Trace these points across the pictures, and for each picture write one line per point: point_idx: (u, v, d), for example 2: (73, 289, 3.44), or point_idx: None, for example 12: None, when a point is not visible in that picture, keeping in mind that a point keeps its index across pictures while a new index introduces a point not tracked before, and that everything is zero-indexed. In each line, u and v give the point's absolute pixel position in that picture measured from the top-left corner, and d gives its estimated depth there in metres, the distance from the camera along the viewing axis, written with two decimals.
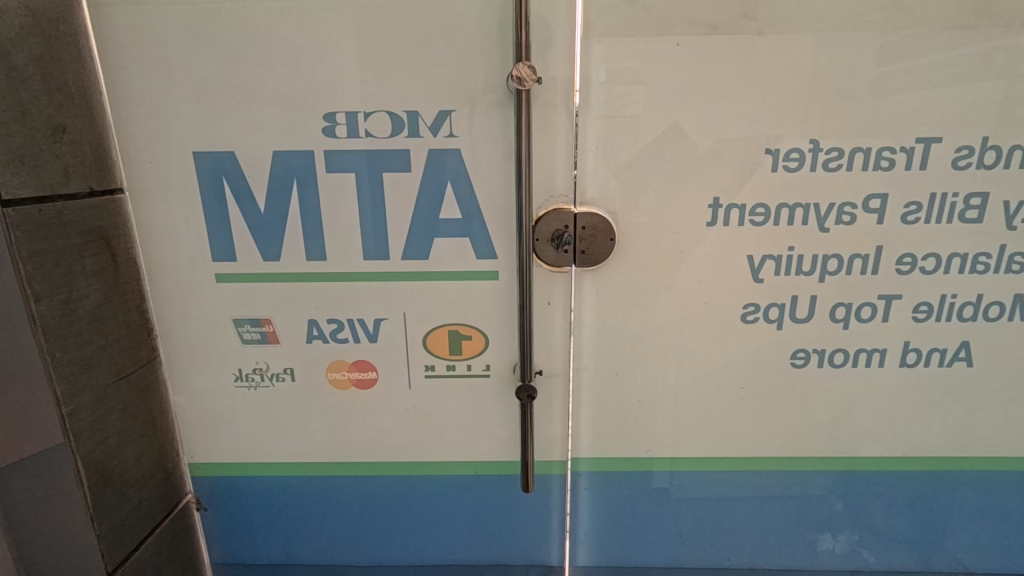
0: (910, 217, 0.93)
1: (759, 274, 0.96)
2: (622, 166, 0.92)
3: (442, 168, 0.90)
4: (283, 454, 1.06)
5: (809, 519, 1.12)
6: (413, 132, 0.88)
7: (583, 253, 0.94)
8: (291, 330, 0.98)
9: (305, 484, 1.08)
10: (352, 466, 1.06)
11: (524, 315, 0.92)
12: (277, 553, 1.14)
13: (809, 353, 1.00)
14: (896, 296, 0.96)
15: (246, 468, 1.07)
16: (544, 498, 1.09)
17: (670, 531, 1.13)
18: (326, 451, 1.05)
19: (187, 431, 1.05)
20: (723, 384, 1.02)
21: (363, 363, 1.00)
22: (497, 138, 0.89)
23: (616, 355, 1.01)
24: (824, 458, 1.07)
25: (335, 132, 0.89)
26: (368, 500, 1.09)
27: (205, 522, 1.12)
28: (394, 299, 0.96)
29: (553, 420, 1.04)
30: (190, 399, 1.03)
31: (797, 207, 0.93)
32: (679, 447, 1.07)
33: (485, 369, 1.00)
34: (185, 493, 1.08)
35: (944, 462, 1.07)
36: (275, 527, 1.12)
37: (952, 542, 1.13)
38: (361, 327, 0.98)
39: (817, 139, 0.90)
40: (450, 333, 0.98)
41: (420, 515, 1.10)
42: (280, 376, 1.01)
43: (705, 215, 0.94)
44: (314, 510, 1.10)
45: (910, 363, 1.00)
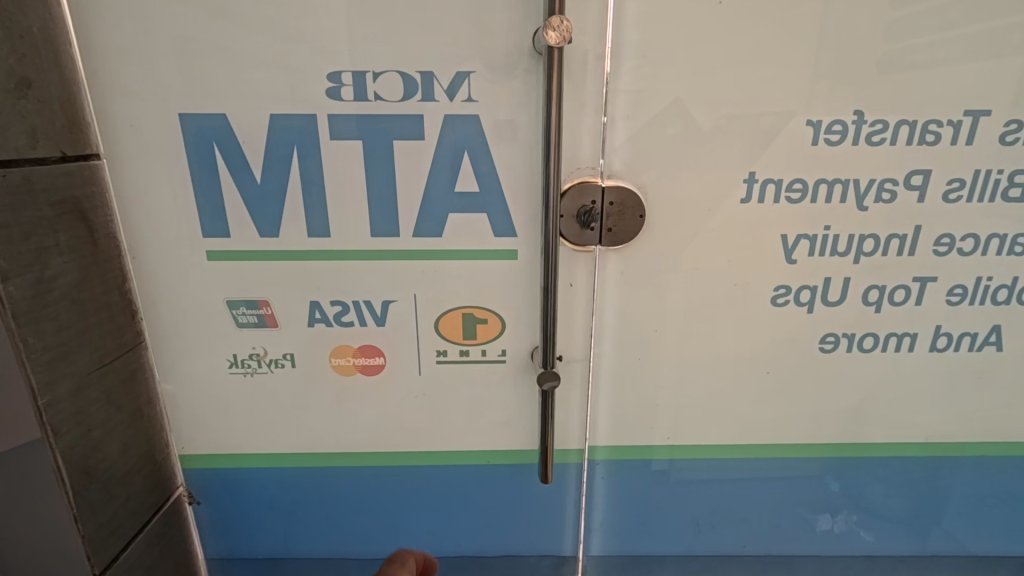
0: (952, 195, 0.88)
1: (792, 255, 0.91)
2: (654, 137, 0.85)
3: (459, 137, 0.82)
4: (283, 445, 0.99)
5: (815, 502, 1.10)
6: (427, 96, 0.80)
7: (612, 233, 0.88)
8: (291, 312, 0.90)
9: (304, 476, 1.01)
10: (357, 458, 1.00)
11: (547, 296, 0.85)
12: (275, 547, 1.08)
13: (838, 337, 0.96)
14: (931, 278, 0.92)
15: (241, 459, 1.00)
16: (559, 488, 1.05)
17: (687, 519, 1.10)
18: (329, 442, 0.99)
19: (176, 421, 0.97)
20: (748, 369, 0.98)
21: (369, 349, 0.93)
22: (520, 105, 0.81)
23: (639, 339, 0.95)
24: (846, 445, 1.04)
25: (341, 95, 0.80)
26: (373, 492, 1.03)
27: (197, 516, 1.05)
28: (403, 280, 0.89)
29: (571, 408, 0.99)
30: (179, 387, 0.95)
31: (836, 183, 0.87)
32: (700, 435, 1.03)
33: (501, 355, 0.94)
34: (176, 487, 1.01)
35: (965, 448, 1.05)
36: (274, 521, 1.06)
37: (964, 527, 1.13)
38: (367, 309, 0.90)
39: (861, 110, 0.84)
40: (464, 316, 0.91)
41: (428, 507, 1.05)
42: (279, 362, 0.93)
43: (740, 190, 0.88)
44: (315, 504, 1.04)
45: (941, 347, 0.96)
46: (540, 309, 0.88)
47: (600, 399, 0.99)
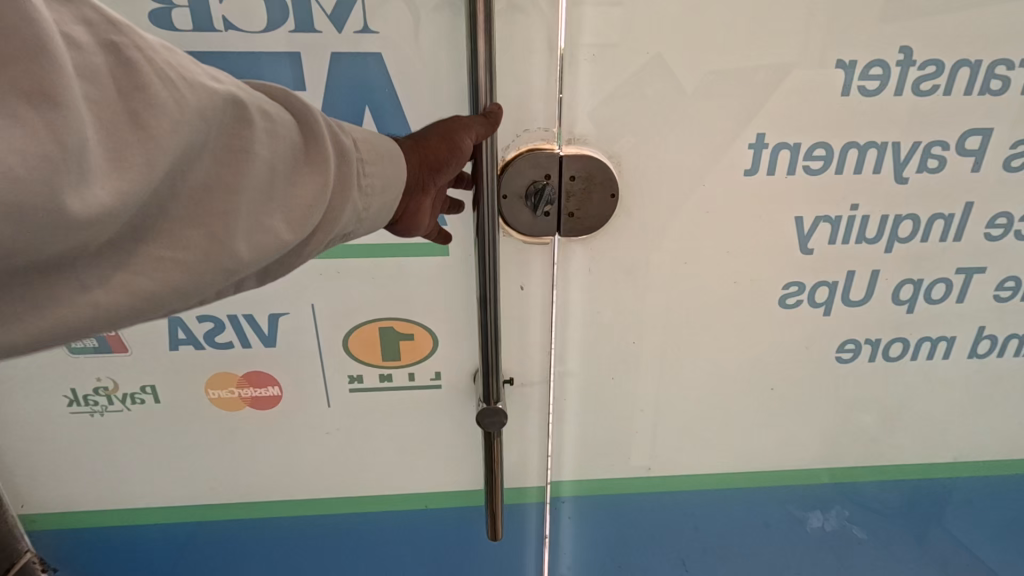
0: (1015, 162, 0.68)
1: (808, 243, 0.70)
2: (631, 86, 0.62)
3: (358, 86, 0.60)
4: (173, 497, 0.85)
5: (802, 497, 0.90)
6: (304, 27, 0.57)
7: (575, 218, 0.66)
8: (144, 336, 0.74)
9: (197, 526, 0.88)
10: (266, 506, 0.87)
11: (487, 312, 0.65)
12: None
13: (859, 344, 0.77)
14: (978, 270, 0.73)
15: (122, 515, 0.86)
16: (517, 528, 0.88)
17: (671, 558, 0.93)
18: (229, 490, 0.85)
19: (15, 468, 0.81)
20: (747, 386, 0.79)
21: (260, 376, 0.78)
22: (438, 40, 0.59)
23: (612, 354, 0.75)
24: (857, 468, 0.87)
25: (174, 23, 0.55)
26: (289, 530, 0.89)
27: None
28: (297, 288, 0.72)
29: (529, 439, 0.80)
30: (19, 427, 0.79)
31: (869, 147, 0.66)
32: (688, 464, 0.84)
33: (434, 379, 0.78)
34: (23, 553, 0.87)
35: (998, 465, 0.89)
36: None
37: (992, 551, 0.98)
38: (251, 328, 0.75)
39: (910, 47, 0.61)
40: (382, 331, 0.75)
41: (354, 547, 0.91)
42: (137, 397, 0.78)
43: (744, 159, 0.66)
44: (217, 547, 0.90)
45: (981, 353, 0.78)
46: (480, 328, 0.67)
47: (565, 426, 0.80)
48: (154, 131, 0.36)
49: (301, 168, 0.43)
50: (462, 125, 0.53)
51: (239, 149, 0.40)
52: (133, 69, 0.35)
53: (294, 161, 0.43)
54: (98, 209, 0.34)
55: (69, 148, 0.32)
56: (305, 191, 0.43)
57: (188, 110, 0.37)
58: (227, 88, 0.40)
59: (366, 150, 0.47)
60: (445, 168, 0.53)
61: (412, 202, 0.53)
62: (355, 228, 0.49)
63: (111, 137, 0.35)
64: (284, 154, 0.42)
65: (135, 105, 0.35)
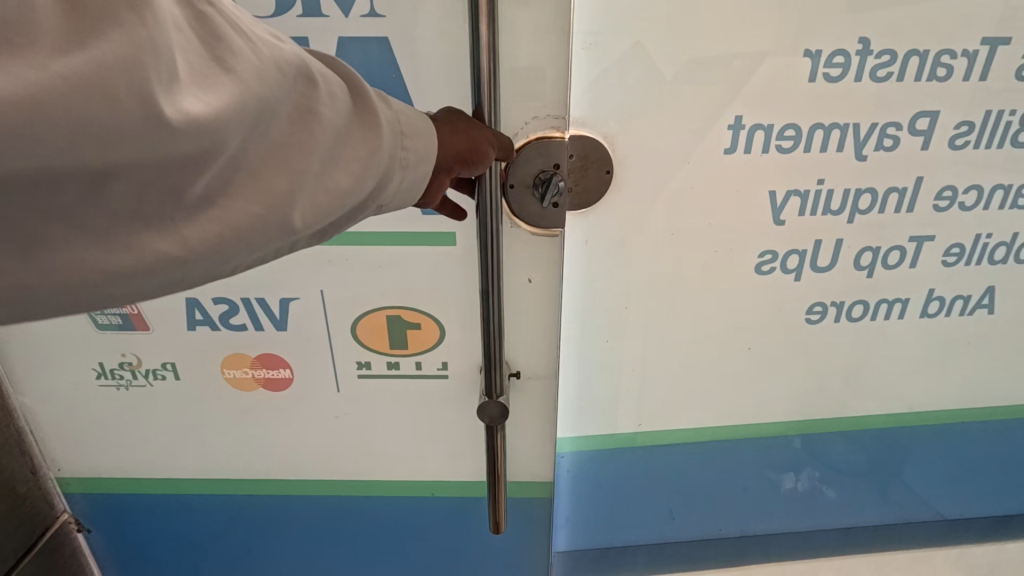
0: (959, 140, 0.76)
1: (781, 215, 0.78)
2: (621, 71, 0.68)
3: (367, 72, 0.66)
4: (194, 469, 0.90)
5: (774, 461, 1.00)
6: (311, 12, 0.63)
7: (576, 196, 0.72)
8: (164, 314, 0.79)
9: (221, 499, 0.92)
10: (283, 480, 0.92)
11: (490, 304, 0.70)
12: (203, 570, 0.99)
13: (826, 307, 0.85)
14: (928, 237, 0.82)
15: (146, 485, 0.90)
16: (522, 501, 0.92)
17: (661, 507, 1.02)
18: (245, 462, 0.90)
19: (46, 438, 0.86)
20: (728, 347, 0.87)
21: (272, 359, 0.83)
22: (441, 33, 0.65)
23: (607, 320, 0.83)
24: (825, 421, 0.97)
25: None
26: (308, 507, 0.94)
27: (93, 550, 0.96)
28: (309, 272, 0.77)
29: (532, 418, 0.86)
30: (47, 398, 0.83)
31: (833, 128, 0.74)
32: (675, 420, 0.93)
33: (440, 369, 0.84)
34: (59, 514, 0.91)
35: (950, 414, 0.99)
36: (195, 548, 0.97)
37: (944, 491, 1.09)
38: (263, 311, 0.80)
39: (868, 38, 0.69)
40: (389, 318, 0.80)
41: (370, 522, 0.96)
42: (158, 373, 0.82)
43: (724, 139, 0.73)
44: (241, 526, 0.95)
45: (932, 313, 0.88)
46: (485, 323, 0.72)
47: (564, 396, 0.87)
48: (235, 67, 0.38)
49: (353, 135, 0.45)
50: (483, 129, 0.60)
51: (300, 107, 0.42)
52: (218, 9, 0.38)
53: (346, 127, 0.45)
54: (186, 127, 0.36)
55: (165, 68, 0.35)
56: (354, 156, 0.45)
57: (264, 62, 0.40)
58: (292, 48, 0.43)
59: (405, 125, 0.49)
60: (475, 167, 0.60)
61: (436, 180, 0.56)
62: (398, 197, 0.51)
63: (197, 69, 0.37)
64: (342, 113, 0.45)
65: (217, 45, 0.38)
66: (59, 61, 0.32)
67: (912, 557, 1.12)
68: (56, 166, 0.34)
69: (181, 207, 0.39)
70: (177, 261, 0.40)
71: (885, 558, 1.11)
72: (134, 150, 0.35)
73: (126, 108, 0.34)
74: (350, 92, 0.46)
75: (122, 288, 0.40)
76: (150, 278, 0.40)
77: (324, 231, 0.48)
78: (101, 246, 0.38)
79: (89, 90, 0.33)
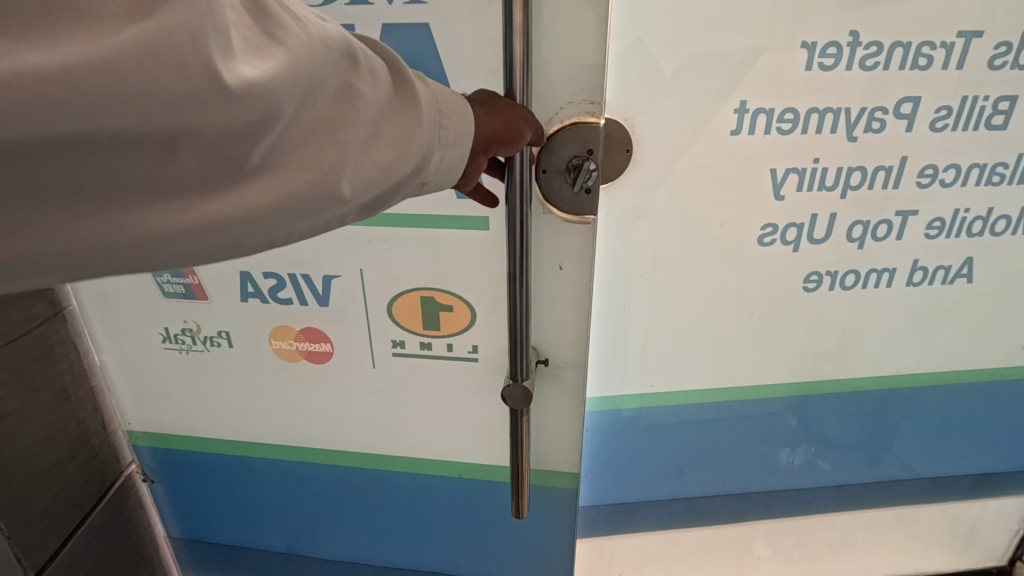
0: (939, 123, 0.85)
1: (780, 191, 0.87)
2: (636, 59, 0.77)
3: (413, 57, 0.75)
4: (244, 431, 0.98)
5: (770, 436, 1.11)
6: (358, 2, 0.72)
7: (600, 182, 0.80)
8: (221, 284, 0.86)
9: (268, 466, 1.01)
10: (325, 451, 1.00)
11: (516, 290, 0.78)
12: (245, 533, 1.08)
13: (821, 276, 0.94)
14: (912, 212, 0.91)
15: (202, 444, 0.99)
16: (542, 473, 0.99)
17: (671, 465, 1.11)
18: (290, 427, 0.98)
19: (119, 395, 0.95)
20: (733, 312, 0.96)
21: (313, 333, 0.90)
22: (477, 27, 0.73)
23: (625, 285, 0.93)
24: (821, 383, 1.06)
25: None
26: (345, 483, 1.02)
27: (156, 499, 1.05)
28: (351, 251, 0.84)
29: (557, 403, 0.93)
30: (119, 358, 0.92)
31: (827, 112, 0.82)
32: (685, 380, 1.01)
33: (471, 352, 0.90)
34: (128, 464, 1.00)
35: (934, 377, 1.08)
36: (240, 510, 1.05)
37: (931, 453, 1.18)
38: (307, 286, 0.87)
39: (857, 31, 0.78)
40: (423, 299, 0.87)
41: (400, 499, 1.04)
42: (215, 340, 0.90)
43: (730, 121, 0.82)
44: (285, 497, 1.04)
45: (916, 282, 0.97)
46: (512, 310, 0.80)
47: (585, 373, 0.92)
48: (285, 40, 0.42)
49: (396, 108, 0.48)
50: (518, 111, 0.65)
51: (346, 79, 0.45)
52: None
53: (389, 100, 0.48)
54: (243, 93, 0.39)
55: (223, 40, 0.39)
56: (397, 127, 0.48)
57: (310, 34, 0.43)
58: (338, 26, 0.46)
59: (444, 102, 0.53)
60: (510, 145, 0.64)
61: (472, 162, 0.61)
62: (439, 172, 0.54)
63: (251, 43, 0.40)
64: (385, 88, 0.48)
65: (268, 21, 0.41)
66: (130, 29, 0.36)
67: (900, 514, 1.23)
68: (125, 129, 0.37)
69: (238, 173, 0.41)
70: (235, 227, 0.43)
71: (875, 515, 1.22)
72: (195, 115, 0.38)
73: (189, 72, 0.37)
74: (391, 69, 0.49)
75: (186, 252, 0.43)
76: (211, 242, 0.43)
77: (370, 205, 0.51)
78: (164, 210, 0.40)
79: (155, 55, 0.36)
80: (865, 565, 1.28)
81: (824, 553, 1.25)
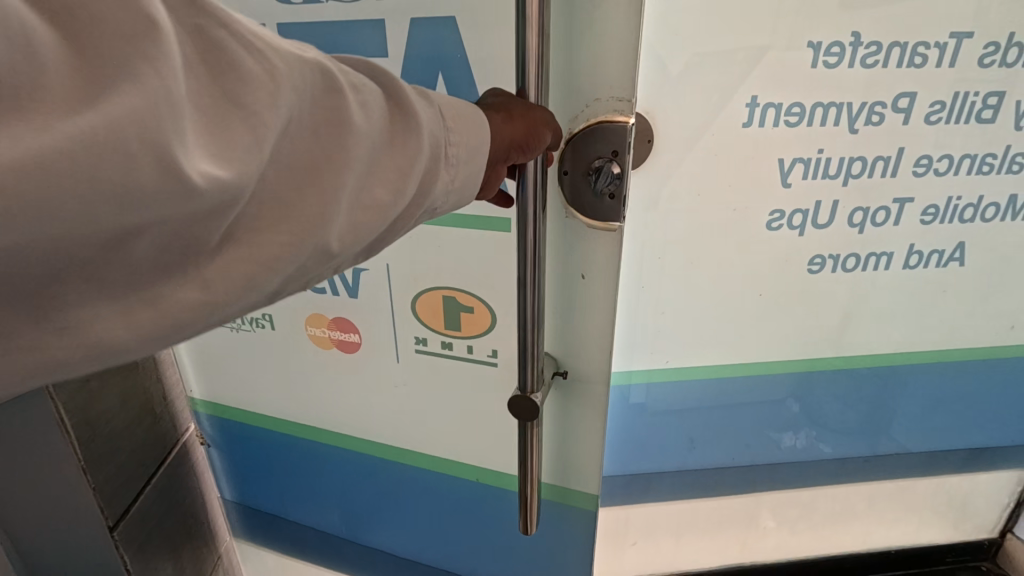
0: (933, 117, 0.93)
1: (787, 179, 0.94)
2: (655, 55, 0.84)
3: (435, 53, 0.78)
4: (287, 405, 1.10)
5: (776, 421, 1.19)
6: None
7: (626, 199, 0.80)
8: None
9: (307, 447, 1.14)
10: (357, 438, 1.09)
11: (525, 296, 0.77)
12: (288, 501, 1.23)
13: (824, 259, 1.02)
14: (908, 199, 0.98)
15: (252, 417, 1.15)
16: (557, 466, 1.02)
17: (682, 439, 1.18)
18: (328, 403, 1.08)
19: (189, 363, 1.13)
20: (743, 293, 1.03)
21: (344, 323, 0.99)
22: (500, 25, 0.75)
23: (642, 267, 1.00)
24: (824, 360, 1.13)
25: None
26: (373, 472, 1.12)
27: (211, 459, 1.21)
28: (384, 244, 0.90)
29: (572, 412, 0.95)
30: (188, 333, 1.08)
31: (831, 106, 0.90)
32: (697, 356, 1.09)
33: (490, 356, 0.93)
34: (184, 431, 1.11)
35: (930, 356, 1.15)
36: (284, 481, 1.20)
37: (929, 430, 1.25)
38: (339, 278, 0.95)
39: (858, 32, 0.85)
40: (445, 300, 0.91)
41: (430, 486, 1.10)
42: (260, 322, 1.03)
43: (741, 114, 0.89)
44: (334, 474, 1.15)
45: (912, 265, 1.04)
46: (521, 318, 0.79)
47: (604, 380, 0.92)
48: (250, 98, 0.39)
49: (385, 148, 0.48)
50: (539, 117, 0.65)
51: (326, 126, 0.44)
52: (229, 32, 0.39)
53: (377, 140, 0.47)
54: (204, 178, 0.37)
55: (172, 116, 0.35)
56: (388, 169, 0.48)
57: (278, 80, 0.41)
58: (314, 58, 0.44)
59: (450, 119, 0.53)
60: (528, 149, 0.64)
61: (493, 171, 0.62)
62: (449, 195, 0.54)
63: (209, 106, 0.38)
64: (373, 129, 0.47)
65: (228, 75, 0.39)
66: (67, 118, 0.32)
67: (896, 486, 1.31)
68: (73, 238, 0.34)
69: (207, 251, 0.40)
70: (220, 304, 0.42)
71: (873, 488, 1.31)
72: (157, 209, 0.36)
73: (138, 167, 0.34)
74: (376, 102, 0.48)
75: (185, 335, 0.42)
76: (198, 320, 0.42)
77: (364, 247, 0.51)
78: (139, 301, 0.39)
79: (97, 148, 0.33)
80: (863, 535, 1.37)
81: (824, 523, 1.34)
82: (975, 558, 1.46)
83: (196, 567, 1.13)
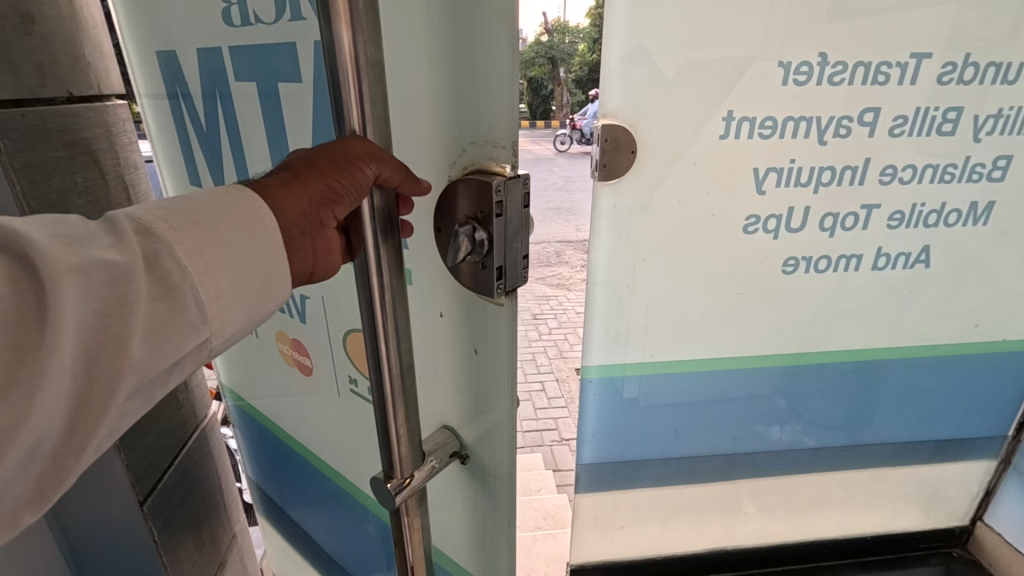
0: (897, 130, 1.00)
1: (762, 186, 1.02)
2: (637, 59, 0.89)
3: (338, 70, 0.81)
4: (283, 412, 1.28)
5: (757, 413, 1.26)
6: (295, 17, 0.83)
7: (502, 258, 0.70)
8: None
9: (295, 453, 1.32)
10: (325, 462, 1.23)
11: (383, 381, 0.70)
12: (282, 489, 1.44)
13: (798, 261, 1.10)
14: (875, 206, 1.06)
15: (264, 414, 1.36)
16: (483, 540, 0.97)
17: (667, 429, 1.25)
18: (308, 418, 1.22)
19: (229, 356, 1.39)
20: (721, 291, 1.11)
21: (300, 347, 1.14)
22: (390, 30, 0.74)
23: (628, 267, 1.07)
24: (799, 354, 1.21)
25: (231, 17, 0.92)
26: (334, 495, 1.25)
27: (241, 432, 1.50)
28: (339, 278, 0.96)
29: (494, 505, 0.91)
30: None
31: (801, 120, 0.97)
32: (680, 351, 1.16)
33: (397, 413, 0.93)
34: (201, 418, 1.19)
35: (901, 351, 1.23)
36: (281, 470, 1.42)
37: (901, 422, 1.32)
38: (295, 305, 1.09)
39: (825, 53, 0.93)
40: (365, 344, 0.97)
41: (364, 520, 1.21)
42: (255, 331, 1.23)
43: (718, 127, 0.97)
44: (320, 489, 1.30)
45: (881, 267, 1.12)
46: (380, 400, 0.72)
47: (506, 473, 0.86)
48: None
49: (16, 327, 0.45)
50: (350, 174, 0.59)
51: None
52: None
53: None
54: None
55: None
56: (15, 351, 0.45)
57: None
58: None
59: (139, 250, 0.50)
60: (336, 199, 0.61)
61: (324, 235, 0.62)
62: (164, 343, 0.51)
63: None
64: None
65: None
66: None
67: (870, 475, 1.39)
68: None
69: None
70: None
71: (849, 476, 1.39)
72: None
73: None
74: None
75: None
76: None
77: (39, 486, 0.50)
78: None
79: None
80: (840, 521, 1.44)
81: (803, 510, 1.42)
82: (947, 544, 1.54)
83: (213, 543, 1.23)
